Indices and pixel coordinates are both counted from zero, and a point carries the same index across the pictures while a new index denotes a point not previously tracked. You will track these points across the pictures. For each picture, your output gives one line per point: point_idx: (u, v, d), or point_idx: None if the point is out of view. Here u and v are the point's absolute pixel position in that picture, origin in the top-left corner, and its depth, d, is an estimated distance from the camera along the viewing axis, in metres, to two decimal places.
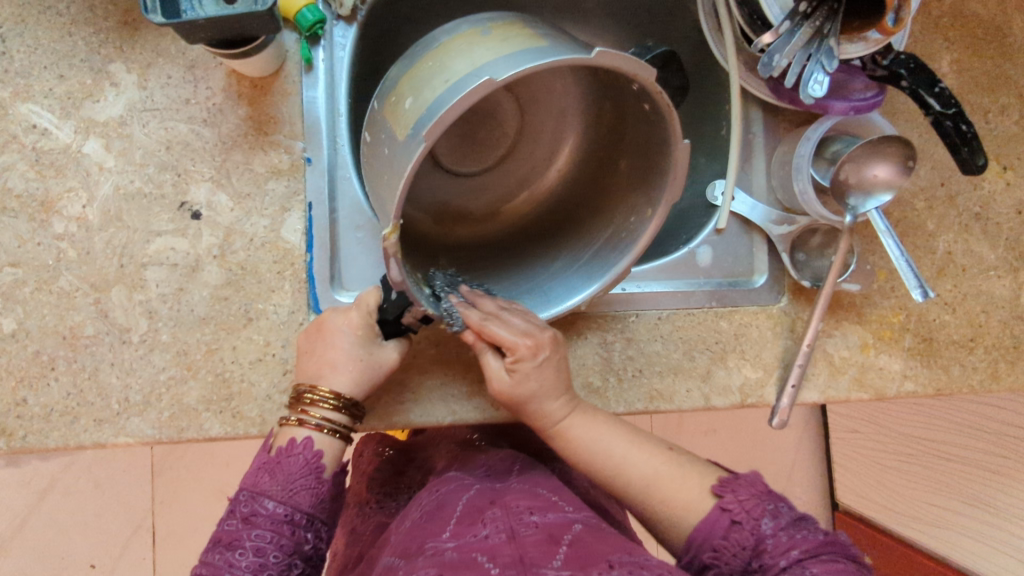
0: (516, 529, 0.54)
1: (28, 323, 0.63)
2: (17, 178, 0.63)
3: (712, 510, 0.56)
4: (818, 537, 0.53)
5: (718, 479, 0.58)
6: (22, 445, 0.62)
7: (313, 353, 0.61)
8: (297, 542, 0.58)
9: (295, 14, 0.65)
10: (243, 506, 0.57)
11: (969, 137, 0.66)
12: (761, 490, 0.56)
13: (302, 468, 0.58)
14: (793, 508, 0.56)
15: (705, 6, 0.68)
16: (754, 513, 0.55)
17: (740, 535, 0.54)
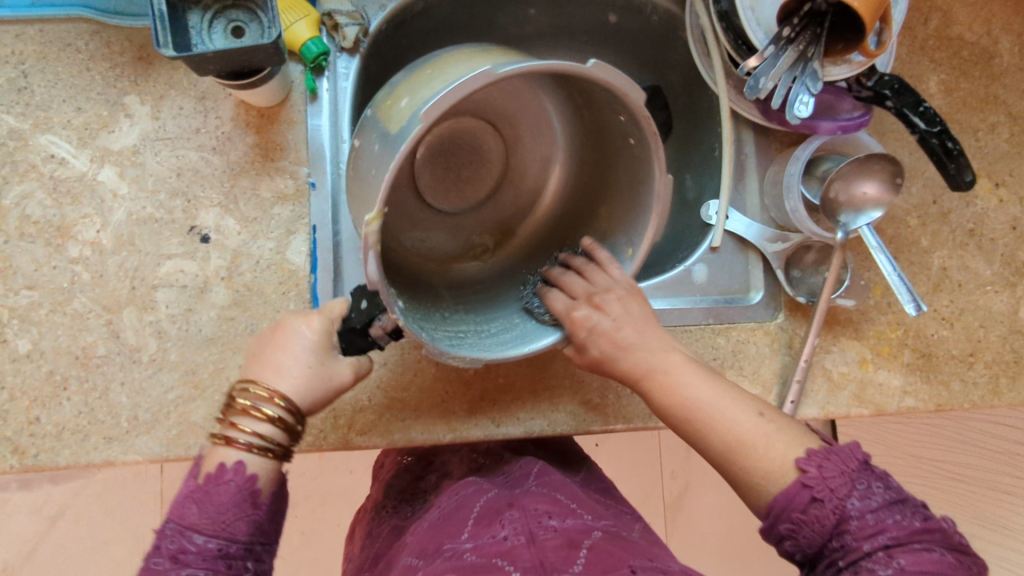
0: (535, 531, 0.54)
1: (42, 344, 0.65)
2: (36, 205, 0.66)
3: (793, 485, 0.49)
4: (915, 523, 0.46)
5: (807, 450, 0.50)
6: (34, 463, 0.64)
7: (260, 355, 0.57)
8: (236, 575, 0.51)
9: (300, 46, 0.68)
10: (169, 542, 0.50)
11: (954, 154, 0.67)
12: (855, 466, 0.48)
13: (232, 498, 0.52)
14: (888, 490, 0.48)
15: (694, 34, 0.71)
16: (840, 491, 0.47)
17: (820, 512, 0.47)
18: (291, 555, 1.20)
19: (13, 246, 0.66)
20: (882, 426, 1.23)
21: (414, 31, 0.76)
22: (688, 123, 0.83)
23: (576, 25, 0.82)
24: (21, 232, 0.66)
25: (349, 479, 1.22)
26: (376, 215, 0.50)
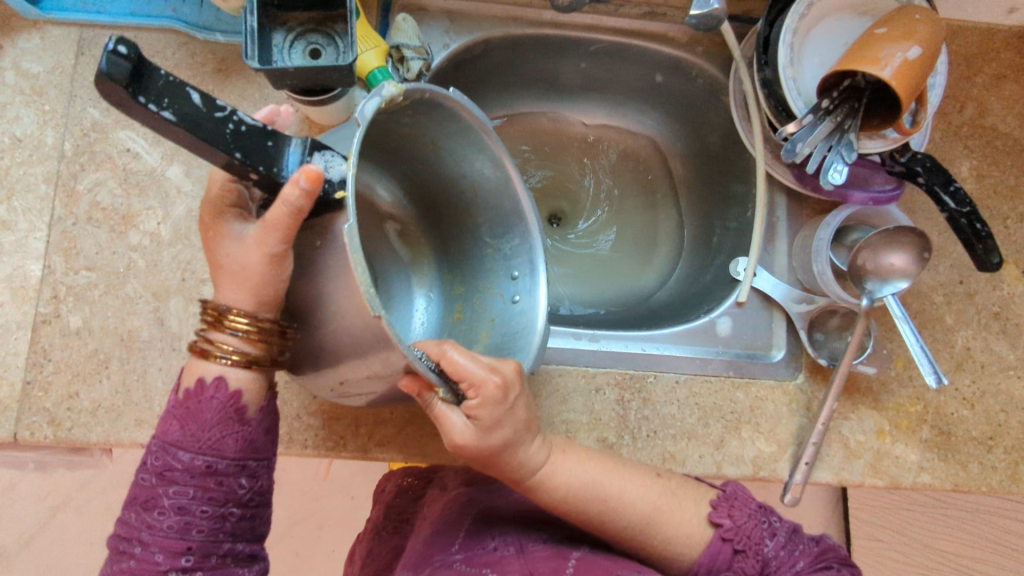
0: (524, 544, 0.60)
1: (92, 323, 0.69)
2: (105, 193, 0.71)
3: (713, 541, 0.58)
4: (814, 548, 0.58)
5: (712, 504, 0.60)
6: (66, 436, 0.67)
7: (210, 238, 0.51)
8: (227, 490, 0.51)
9: (368, 73, 0.70)
10: (154, 459, 0.50)
11: (983, 235, 0.69)
12: (754, 508, 0.59)
13: (216, 414, 0.51)
14: (783, 521, 0.59)
15: (736, 98, 0.75)
16: (755, 537, 0.57)
17: (744, 562, 0.57)
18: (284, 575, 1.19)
19: (80, 229, 0.70)
20: (895, 512, 1.19)
21: (472, 70, 0.81)
22: (722, 182, 0.86)
23: (624, 81, 0.87)
24: (88, 216, 0.70)
25: (351, 504, 1.22)
26: (400, 89, 0.51)
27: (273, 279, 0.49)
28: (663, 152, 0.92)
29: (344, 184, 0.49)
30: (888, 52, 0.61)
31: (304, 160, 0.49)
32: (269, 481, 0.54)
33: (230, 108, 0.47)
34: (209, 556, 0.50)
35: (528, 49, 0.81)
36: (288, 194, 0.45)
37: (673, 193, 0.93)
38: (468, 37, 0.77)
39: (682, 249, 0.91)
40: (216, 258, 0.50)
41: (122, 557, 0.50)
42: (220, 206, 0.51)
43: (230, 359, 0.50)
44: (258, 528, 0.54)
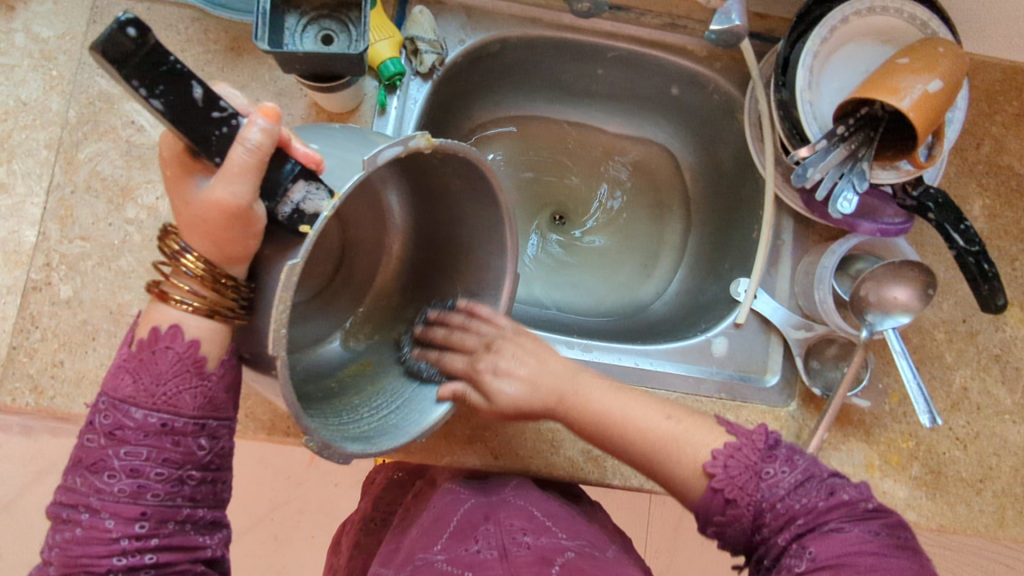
0: (508, 547, 0.57)
1: (82, 293, 0.68)
2: (106, 164, 0.70)
3: (704, 491, 0.53)
4: (821, 504, 0.51)
5: (711, 453, 0.54)
6: (48, 405, 0.67)
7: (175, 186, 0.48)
8: (183, 452, 0.49)
9: (379, 63, 0.70)
10: (104, 418, 0.48)
11: (990, 276, 0.68)
12: (757, 458, 0.53)
13: (173, 366, 0.49)
14: (794, 470, 0.52)
15: (750, 117, 0.73)
16: (747, 488, 0.52)
17: (736, 511, 0.52)
18: (261, 558, 1.18)
19: (78, 198, 0.69)
20: None
21: (485, 68, 0.80)
22: (729, 200, 0.85)
23: (639, 91, 0.86)
24: (87, 186, 0.70)
25: (333, 493, 1.21)
26: (430, 144, 0.49)
27: (237, 233, 0.47)
28: (673, 166, 0.91)
29: (312, 222, 0.48)
30: (908, 83, 0.60)
31: (284, 183, 0.48)
32: (230, 440, 0.53)
33: (231, 111, 0.46)
34: (165, 521, 0.49)
35: (544, 51, 0.80)
36: (247, 139, 0.44)
37: (679, 208, 0.92)
38: (485, 34, 0.76)
39: (684, 264, 0.89)
40: (177, 204, 0.48)
41: (66, 524, 0.48)
42: (185, 160, 0.47)
43: (189, 305, 0.48)
44: (219, 491, 0.53)
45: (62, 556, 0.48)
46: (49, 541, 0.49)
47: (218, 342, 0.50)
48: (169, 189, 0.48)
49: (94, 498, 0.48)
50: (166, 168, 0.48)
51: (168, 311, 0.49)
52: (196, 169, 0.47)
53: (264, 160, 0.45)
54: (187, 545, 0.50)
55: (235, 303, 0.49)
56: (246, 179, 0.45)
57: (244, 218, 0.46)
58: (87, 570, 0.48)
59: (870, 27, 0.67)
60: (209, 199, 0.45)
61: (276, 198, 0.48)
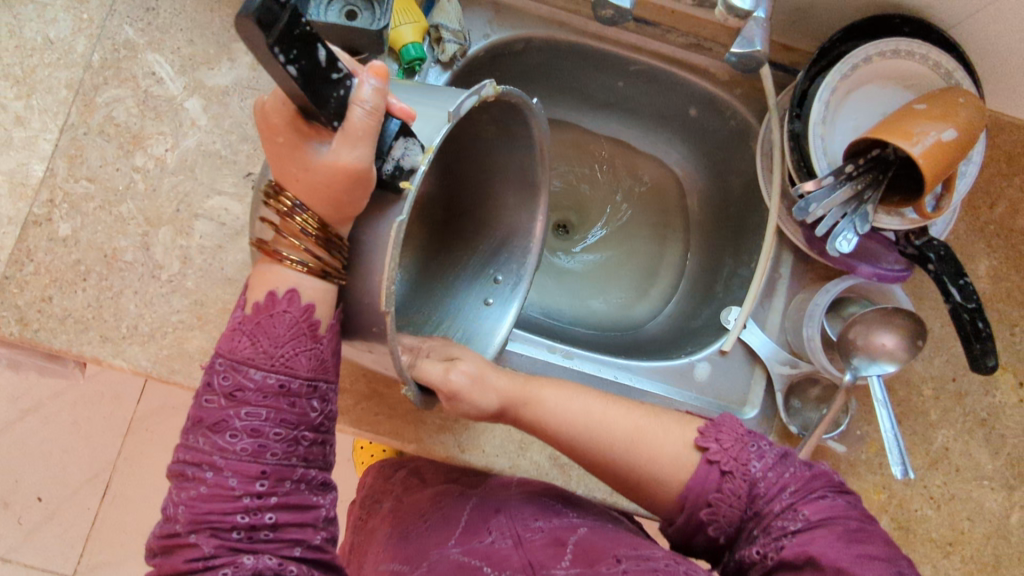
0: (522, 535, 0.57)
1: (80, 233, 0.69)
2: (122, 111, 0.71)
3: (699, 465, 0.53)
4: (804, 473, 0.52)
5: (699, 429, 0.55)
6: (31, 337, 0.68)
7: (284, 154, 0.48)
8: (299, 413, 0.51)
9: (401, 46, 0.70)
10: (224, 379, 0.50)
11: (983, 335, 0.66)
12: (743, 433, 0.54)
13: (290, 329, 0.51)
14: (774, 447, 0.54)
15: (763, 147, 0.73)
16: (740, 458, 0.53)
17: (732, 484, 0.52)
18: None
19: (89, 140, 0.71)
20: None
21: (506, 65, 0.80)
22: (734, 229, 0.85)
23: (659, 108, 0.86)
24: (100, 129, 0.71)
25: None
26: (496, 93, 0.54)
27: (355, 198, 0.49)
28: (683, 186, 0.91)
29: (411, 178, 0.49)
30: (922, 130, 0.60)
31: (385, 143, 0.49)
32: (336, 405, 0.55)
33: (346, 73, 0.46)
34: (283, 479, 0.50)
35: (567, 56, 0.80)
36: (363, 99, 0.46)
37: (684, 230, 0.91)
38: (510, 31, 0.77)
39: (681, 287, 0.89)
40: (289, 172, 0.49)
41: (191, 483, 0.50)
42: (302, 127, 0.48)
43: (303, 265, 0.51)
44: (328, 455, 0.54)
45: (186, 516, 0.49)
46: (172, 501, 0.50)
47: (322, 299, 0.52)
48: (276, 154, 0.49)
49: (217, 457, 0.49)
50: (279, 136, 0.48)
51: (277, 269, 0.51)
52: (313, 135, 0.48)
53: (378, 119, 0.47)
54: (304, 506, 0.52)
55: (339, 261, 0.52)
56: (366, 142, 0.47)
57: (367, 184, 0.48)
58: (213, 527, 0.49)
59: (893, 69, 0.66)
60: (335, 164, 0.47)
61: (380, 157, 0.49)
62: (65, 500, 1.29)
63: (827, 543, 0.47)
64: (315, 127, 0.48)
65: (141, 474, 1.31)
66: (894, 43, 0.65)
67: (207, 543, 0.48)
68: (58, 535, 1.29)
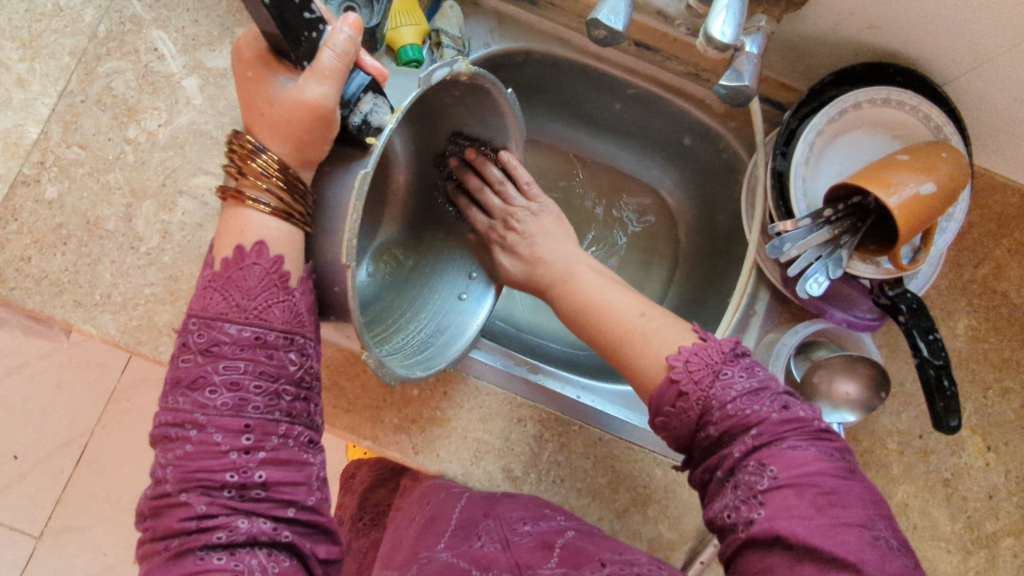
0: (511, 537, 0.60)
1: (66, 198, 0.71)
2: (121, 83, 0.73)
3: (663, 383, 0.52)
4: (773, 410, 0.49)
5: (676, 347, 0.53)
6: (6, 295, 0.69)
7: (253, 89, 0.50)
8: (278, 366, 0.50)
9: (399, 46, 0.71)
10: (198, 337, 0.49)
11: (948, 393, 0.65)
12: (717, 359, 0.51)
13: (261, 280, 0.49)
14: (750, 376, 0.50)
15: (750, 185, 0.73)
16: (704, 383, 0.50)
17: (687, 403, 0.50)
18: None
19: (86, 108, 0.72)
20: None
21: (505, 75, 0.81)
22: (717, 263, 0.84)
23: (653, 133, 0.86)
24: (97, 99, 0.72)
25: None
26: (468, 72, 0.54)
27: (318, 137, 0.50)
28: (673, 214, 0.91)
29: (376, 134, 0.52)
30: (900, 181, 0.59)
31: (353, 95, 0.51)
32: (316, 359, 0.53)
33: (319, 16, 0.47)
34: (269, 434, 0.50)
35: (566, 72, 0.81)
36: (335, 44, 0.47)
37: (670, 258, 0.91)
38: (510, 43, 0.77)
39: (660, 312, 0.89)
40: (257, 109, 0.49)
41: (176, 445, 0.49)
42: (270, 65, 0.49)
43: (267, 205, 0.49)
44: (311, 408, 0.53)
45: (174, 476, 0.48)
46: (159, 463, 0.49)
47: (288, 243, 0.51)
48: (247, 92, 0.50)
49: (199, 415, 0.48)
50: (248, 70, 0.50)
51: (240, 211, 0.50)
52: (281, 71, 0.49)
53: (348, 64, 0.49)
54: (292, 460, 0.51)
55: (302, 206, 0.51)
56: (332, 83, 0.48)
57: (329, 123, 0.49)
58: (204, 485, 0.48)
59: (883, 117, 0.66)
60: (299, 98, 0.48)
61: (347, 107, 0.51)
62: (39, 460, 1.30)
63: (791, 507, 0.45)
64: (286, 67, 0.50)
65: (116, 443, 1.32)
66: (885, 91, 0.65)
67: (199, 502, 0.48)
68: (28, 494, 1.30)
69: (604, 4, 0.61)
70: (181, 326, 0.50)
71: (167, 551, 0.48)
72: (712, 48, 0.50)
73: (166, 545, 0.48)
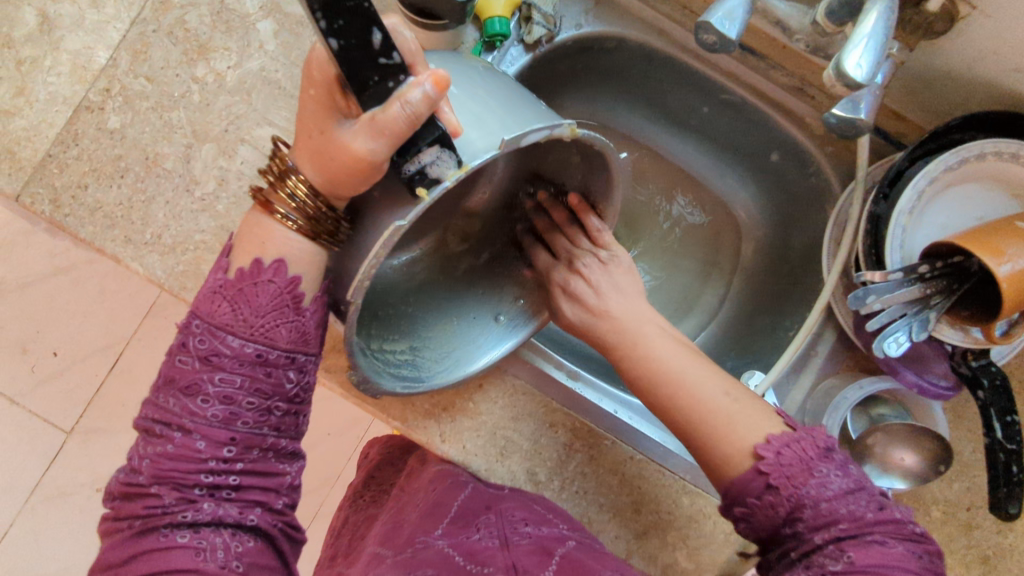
0: (509, 536, 0.59)
1: (128, 129, 0.69)
2: (195, 17, 0.70)
3: (748, 471, 0.49)
4: (867, 511, 0.46)
5: (766, 436, 0.49)
6: (60, 221, 0.68)
7: (311, 114, 0.47)
8: (273, 384, 0.51)
9: (487, 17, 0.66)
10: (200, 343, 0.50)
11: (1013, 481, 0.62)
12: (813, 454, 0.48)
13: (273, 300, 0.51)
14: (846, 472, 0.47)
15: (838, 219, 0.68)
16: (795, 479, 0.47)
17: (774, 499, 0.47)
18: None
19: (157, 39, 0.70)
20: None
21: (593, 61, 0.76)
22: (781, 292, 0.79)
23: (739, 141, 0.80)
24: (169, 31, 0.70)
25: None
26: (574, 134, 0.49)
27: (358, 181, 0.46)
28: (744, 228, 0.86)
29: (430, 188, 0.45)
30: (1013, 250, 0.54)
31: (419, 141, 0.44)
32: (314, 376, 0.55)
33: (399, 62, 0.43)
34: (250, 448, 0.51)
35: (657, 65, 0.76)
36: (409, 99, 0.41)
37: (731, 273, 0.86)
38: (604, 27, 0.72)
39: (710, 330, 0.84)
40: (305, 130, 0.48)
41: (159, 439, 0.51)
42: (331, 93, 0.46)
43: (293, 223, 0.50)
44: (301, 425, 0.55)
45: (151, 470, 0.50)
46: (139, 453, 0.51)
47: (307, 264, 0.51)
48: (304, 108, 0.48)
49: (186, 421, 0.50)
50: (313, 89, 0.47)
51: (266, 220, 0.51)
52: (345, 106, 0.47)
53: (416, 125, 0.43)
54: (268, 471, 0.53)
55: (325, 231, 0.50)
56: (386, 141, 0.43)
57: (371, 173, 0.45)
58: (177, 482, 0.50)
59: (1003, 174, 0.61)
60: (347, 145, 0.44)
61: (405, 154, 0.45)
62: (76, 364, 1.34)
63: None
64: (349, 99, 0.46)
65: (150, 359, 1.34)
66: (1014, 146, 0.59)
67: (170, 496, 0.49)
68: (64, 394, 1.34)
69: (719, 7, 0.54)
70: (184, 324, 0.51)
71: (130, 531, 0.50)
72: (840, 83, 0.46)
73: (129, 526, 0.50)
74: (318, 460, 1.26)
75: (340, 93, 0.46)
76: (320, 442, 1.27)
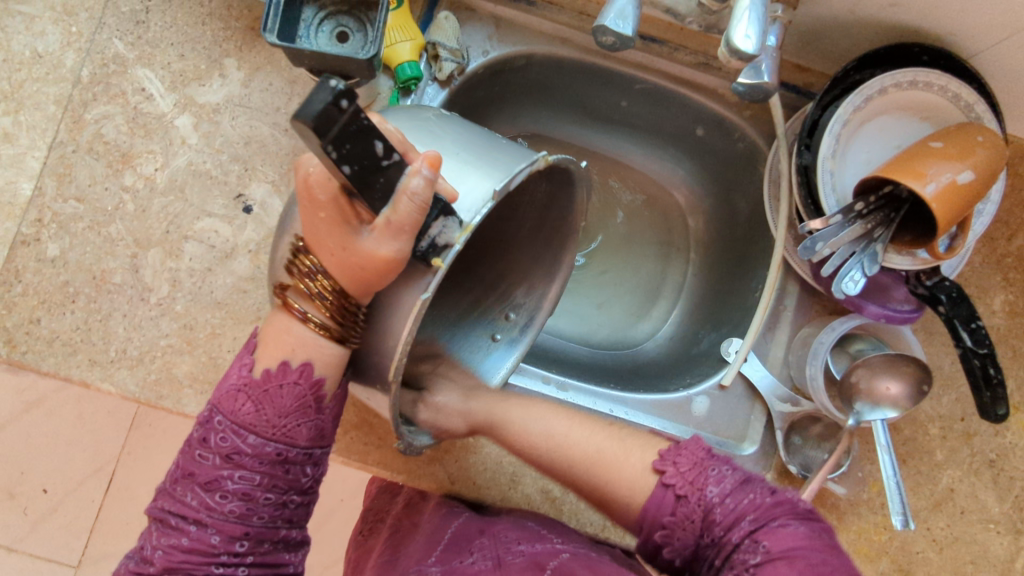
0: (502, 557, 0.59)
1: (68, 254, 0.68)
2: (111, 128, 0.70)
3: (656, 489, 0.52)
4: (764, 500, 0.49)
5: (659, 452, 0.54)
6: (19, 359, 0.67)
7: (321, 224, 0.46)
8: (293, 477, 0.52)
9: (396, 65, 0.68)
10: (223, 440, 0.50)
11: (994, 382, 0.64)
12: (704, 456, 0.52)
13: (295, 402, 0.51)
14: (736, 471, 0.52)
15: (772, 173, 0.70)
16: (697, 483, 0.51)
17: (686, 509, 0.51)
18: None
19: (78, 158, 0.70)
20: None
21: (508, 81, 0.78)
22: (737, 258, 0.82)
23: (665, 125, 0.83)
24: (89, 147, 0.70)
25: None
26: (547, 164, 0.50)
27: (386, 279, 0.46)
28: (689, 204, 0.88)
29: (444, 256, 0.45)
30: (936, 170, 0.57)
31: (422, 220, 0.45)
32: (327, 467, 0.55)
33: (396, 159, 0.42)
34: (263, 541, 0.51)
35: (570, 72, 0.78)
36: (412, 190, 0.41)
37: (689, 250, 0.89)
38: (510, 48, 0.74)
39: (681, 308, 0.86)
40: (323, 242, 0.46)
41: (173, 531, 0.50)
42: (342, 203, 0.44)
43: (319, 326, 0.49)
44: (310, 514, 0.55)
45: (162, 562, 0.49)
46: (151, 542, 0.50)
47: (333, 365, 0.51)
48: (316, 225, 0.46)
49: (203, 515, 0.50)
50: (321, 211, 0.45)
51: (287, 323, 0.50)
52: (357, 214, 0.45)
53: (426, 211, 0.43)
54: (276, 564, 0.52)
55: (354, 330, 0.50)
56: (407, 236, 0.44)
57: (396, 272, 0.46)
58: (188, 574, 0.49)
59: (909, 101, 0.65)
60: (375, 253, 0.44)
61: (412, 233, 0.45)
62: (67, 495, 1.30)
63: None
64: (352, 197, 0.44)
65: (142, 472, 1.31)
66: (911, 74, 0.63)
67: None
68: (62, 528, 1.30)
69: (610, 8, 0.56)
70: (206, 419, 0.51)
71: None
72: (735, 57, 0.49)
73: None
74: (336, 528, 1.25)
75: (349, 203, 0.45)
76: (335, 509, 1.25)
